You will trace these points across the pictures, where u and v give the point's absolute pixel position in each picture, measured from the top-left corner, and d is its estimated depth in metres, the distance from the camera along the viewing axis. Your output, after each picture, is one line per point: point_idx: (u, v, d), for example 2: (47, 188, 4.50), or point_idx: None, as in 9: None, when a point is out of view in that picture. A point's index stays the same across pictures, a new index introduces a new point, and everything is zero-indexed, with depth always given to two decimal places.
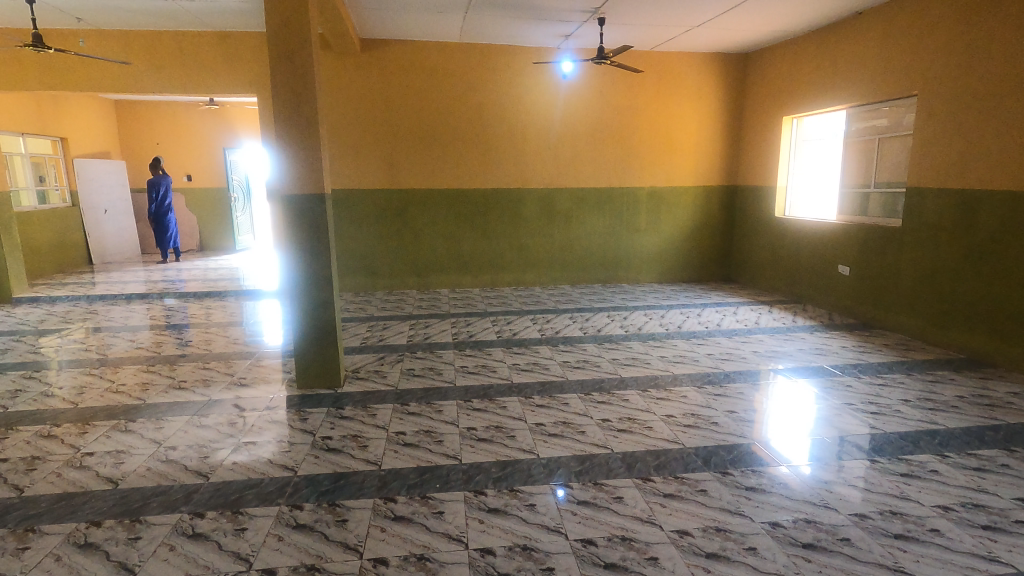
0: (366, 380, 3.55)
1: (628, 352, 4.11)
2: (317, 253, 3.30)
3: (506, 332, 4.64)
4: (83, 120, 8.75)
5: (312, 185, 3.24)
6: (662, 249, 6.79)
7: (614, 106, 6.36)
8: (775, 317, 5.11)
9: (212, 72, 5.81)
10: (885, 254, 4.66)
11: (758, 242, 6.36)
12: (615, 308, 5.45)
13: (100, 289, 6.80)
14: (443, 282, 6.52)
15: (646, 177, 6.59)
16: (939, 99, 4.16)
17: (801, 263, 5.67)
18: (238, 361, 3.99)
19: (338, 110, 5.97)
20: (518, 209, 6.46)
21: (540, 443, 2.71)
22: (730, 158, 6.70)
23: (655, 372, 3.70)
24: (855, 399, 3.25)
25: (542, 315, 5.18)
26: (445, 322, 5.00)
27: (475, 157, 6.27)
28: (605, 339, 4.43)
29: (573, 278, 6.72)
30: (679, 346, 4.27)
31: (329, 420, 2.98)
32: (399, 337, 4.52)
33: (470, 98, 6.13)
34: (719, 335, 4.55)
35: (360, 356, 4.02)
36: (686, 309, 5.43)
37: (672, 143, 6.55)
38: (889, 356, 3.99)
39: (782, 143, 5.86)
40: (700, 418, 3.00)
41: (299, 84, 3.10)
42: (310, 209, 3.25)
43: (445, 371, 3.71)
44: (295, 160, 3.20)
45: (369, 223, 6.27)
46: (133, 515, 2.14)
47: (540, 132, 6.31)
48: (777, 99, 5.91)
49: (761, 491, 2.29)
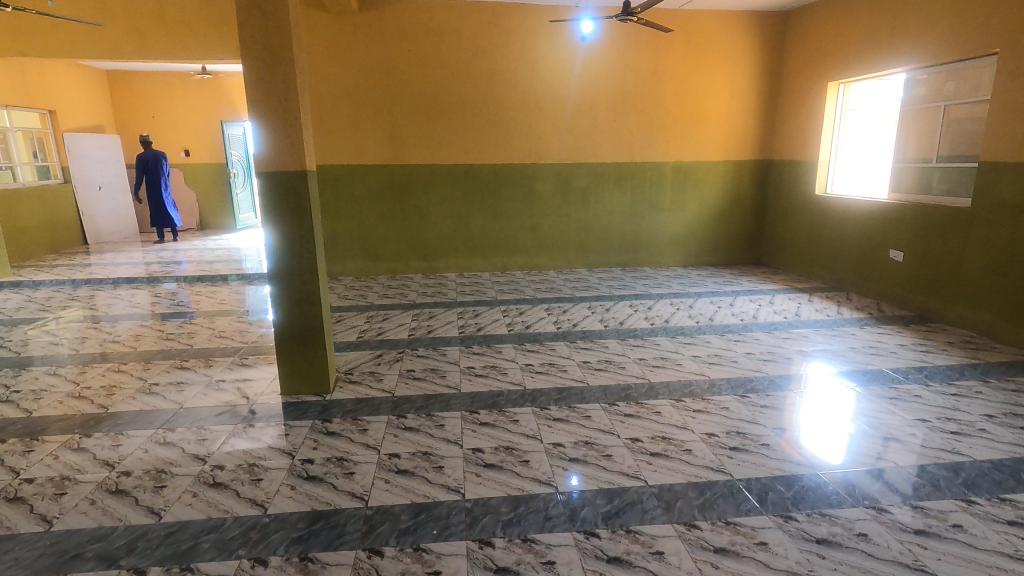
0: (360, 385, 3.13)
1: (655, 351, 3.64)
2: (301, 240, 2.83)
3: (518, 326, 4.18)
4: (72, 91, 8.31)
5: (293, 160, 2.73)
6: (687, 228, 6.25)
7: (638, 72, 5.77)
8: (816, 307, 4.60)
9: (197, 38, 5.31)
10: (947, 240, 4.12)
11: (794, 223, 5.80)
12: (637, 297, 4.97)
13: (88, 272, 6.43)
14: (449, 266, 6.06)
15: (672, 151, 6.03)
16: (1021, 57, 3.57)
17: (843, 246, 5.13)
18: (220, 358, 3.57)
19: (334, 78, 5.46)
20: (531, 186, 5.95)
21: (559, 472, 2.27)
22: (764, 130, 6.11)
23: (688, 376, 3.23)
24: (929, 414, 2.76)
25: (557, 305, 4.71)
26: (451, 312, 4.55)
27: (484, 130, 5.74)
28: (628, 334, 3.96)
29: (589, 262, 6.22)
30: (713, 343, 3.79)
31: (312, 437, 2.57)
32: (400, 330, 4.09)
33: (477, 64, 5.57)
34: (757, 330, 4.05)
35: (355, 354, 3.60)
36: (716, 298, 4.94)
37: (701, 113, 5.96)
38: (959, 357, 3.47)
39: (826, 112, 5.27)
40: (747, 438, 2.53)
41: (276, 39, 2.61)
42: (291, 188, 2.76)
43: (449, 374, 3.27)
44: (274, 132, 2.70)
45: (369, 202, 5.80)
46: (61, 572, 1.74)
47: (556, 101, 5.75)
48: (822, 63, 5.29)
49: (836, 546, 1.83)
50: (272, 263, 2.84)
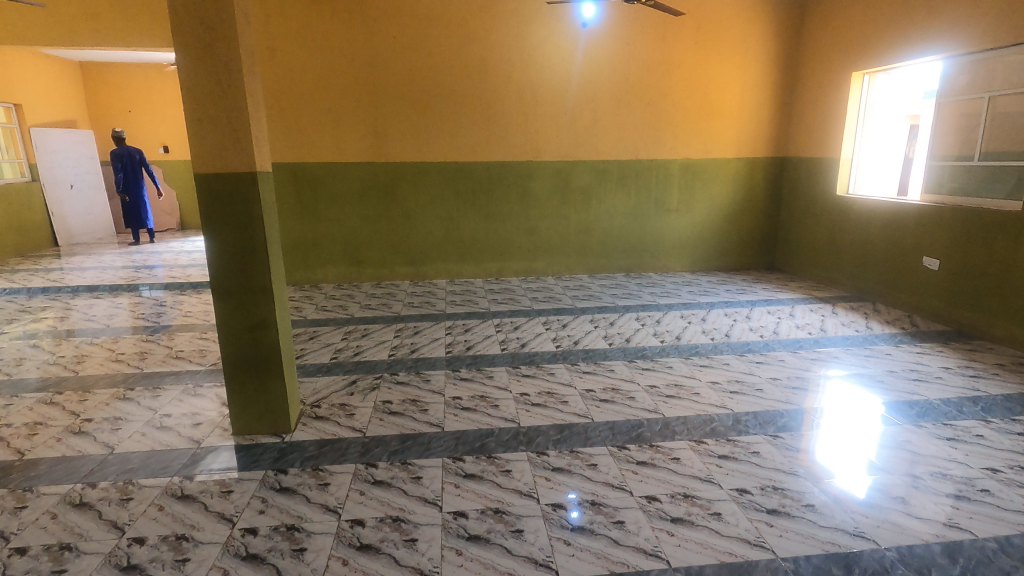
0: (327, 422, 2.68)
1: (668, 376, 3.20)
2: (252, 255, 2.37)
3: (512, 344, 3.72)
4: (40, 83, 7.82)
5: (240, 158, 2.27)
6: (695, 230, 5.81)
7: (643, 61, 5.31)
8: (843, 320, 4.16)
9: (160, 23, 4.84)
10: (993, 248, 3.68)
11: (812, 226, 5.36)
12: (644, 308, 4.53)
13: (51, 277, 5.96)
14: (439, 271, 5.61)
15: (680, 147, 5.58)
16: None
17: (868, 251, 4.70)
18: (170, 386, 3.11)
19: (312, 67, 4.99)
20: (528, 185, 5.50)
21: (560, 547, 1.84)
22: (779, 124, 5.66)
23: (709, 409, 2.79)
24: (999, 461, 2.32)
25: (555, 318, 4.26)
26: (438, 327, 4.10)
27: (477, 124, 5.29)
28: (636, 355, 3.52)
29: (590, 267, 5.78)
30: (733, 366, 3.35)
31: (261, 495, 2.12)
32: (380, 350, 3.64)
33: (469, 52, 5.11)
34: (781, 349, 3.61)
35: (326, 382, 3.14)
36: (731, 309, 4.49)
37: (711, 106, 5.52)
38: (1016, 385, 3.03)
39: (850, 105, 4.80)
40: (787, 497, 2.09)
41: (215, 13, 2.14)
42: (237, 193, 2.30)
43: (432, 408, 2.81)
44: (215, 124, 2.24)
45: (352, 203, 5.34)
46: None
47: (555, 93, 5.29)
48: (845, 50, 4.83)
49: None
50: (217, 283, 2.38)
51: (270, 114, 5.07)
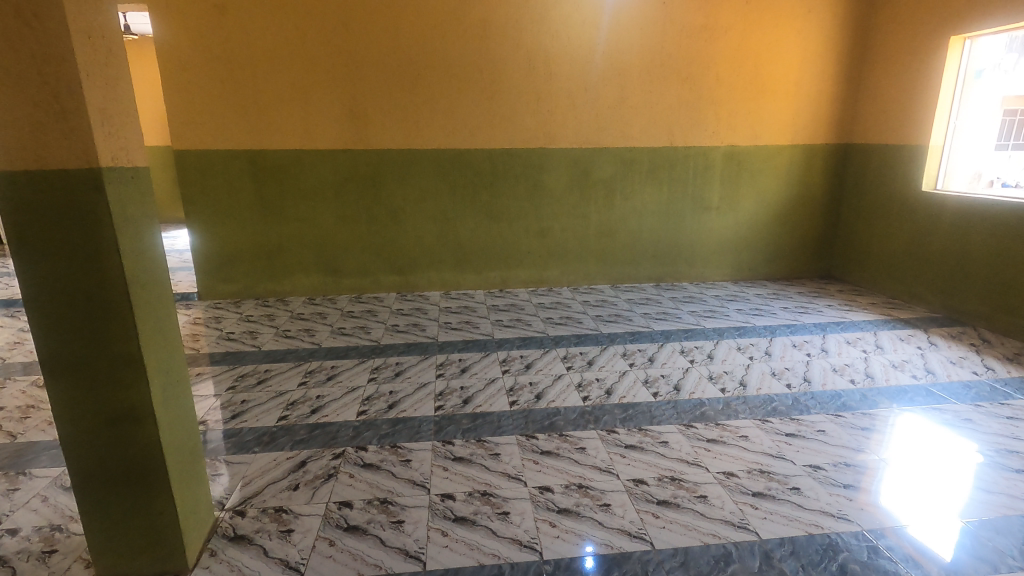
0: (248, 550, 1.76)
1: (746, 454, 2.27)
2: (106, 311, 1.43)
3: (524, 395, 2.78)
4: None
5: (66, 144, 1.31)
6: (739, 232, 4.85)
7: (682, 25, 4.31)
8: (948, 356, 3.23)
9: None
10: None
11: (886, 229, 4.40)
12: (688, 335, 3.59)
13: None
14: (432, 282, 4.67)
15: (723, 132, 4.60)
16: None
17: (967, 263, 3.74)
18: (39, 472, 2.17)
19: (271, 30, 4.00)
20: (538, 178, 4.53)
21: None
22: (843, 104, 4.68)
23: (824, 524, 1.87)
24: None
25: (577, 352, 3.32)
26: (428, 364, 3.17)
27: (477, 101, 4.31)
28: (694, 415, 2.59)
29: (612, 275, 4.84)
30: (832, 435, 2.42)
31: None
32: (347, 404, 2.71)
33: (468, 12, 4.11)
34: (887, 405, 2.67)
35: (264, 464, 2.22)
36: (798, 336, 3.56)
37: (763, 81, 4.53)
38: None
39: (946, 79, 3.81)
40: None
41: None
42: (67, 207, 1.35)
43: (410, 519, 1.89)
44: (19, 84, 1.27)
45: (325, 199, 4.38)
46: None
47: (572, 63, 4.30)
48: (937, 7, 3.82)
49: None
50: (52, 352, 1.44)
51: (220, 89, 4.08)
